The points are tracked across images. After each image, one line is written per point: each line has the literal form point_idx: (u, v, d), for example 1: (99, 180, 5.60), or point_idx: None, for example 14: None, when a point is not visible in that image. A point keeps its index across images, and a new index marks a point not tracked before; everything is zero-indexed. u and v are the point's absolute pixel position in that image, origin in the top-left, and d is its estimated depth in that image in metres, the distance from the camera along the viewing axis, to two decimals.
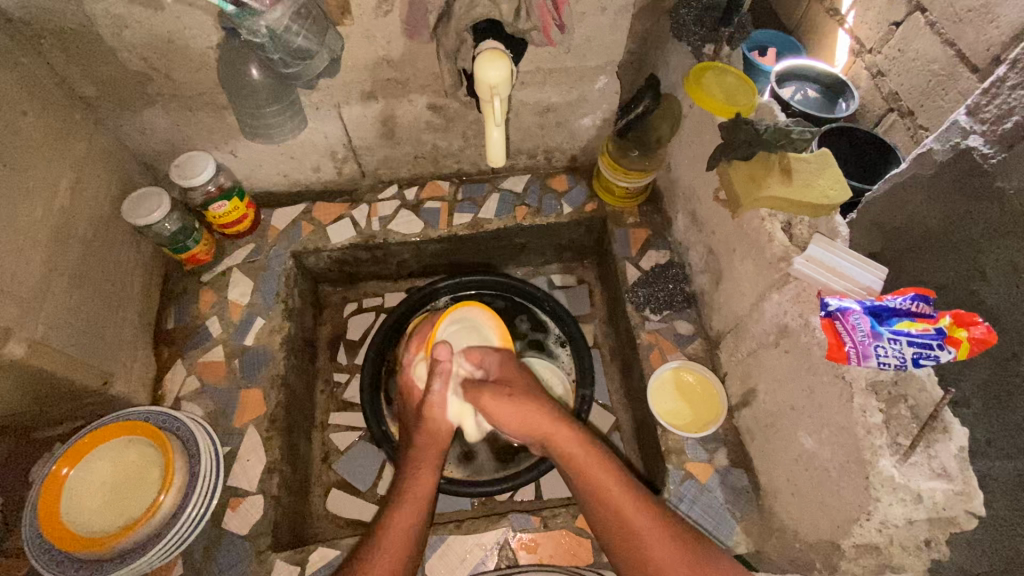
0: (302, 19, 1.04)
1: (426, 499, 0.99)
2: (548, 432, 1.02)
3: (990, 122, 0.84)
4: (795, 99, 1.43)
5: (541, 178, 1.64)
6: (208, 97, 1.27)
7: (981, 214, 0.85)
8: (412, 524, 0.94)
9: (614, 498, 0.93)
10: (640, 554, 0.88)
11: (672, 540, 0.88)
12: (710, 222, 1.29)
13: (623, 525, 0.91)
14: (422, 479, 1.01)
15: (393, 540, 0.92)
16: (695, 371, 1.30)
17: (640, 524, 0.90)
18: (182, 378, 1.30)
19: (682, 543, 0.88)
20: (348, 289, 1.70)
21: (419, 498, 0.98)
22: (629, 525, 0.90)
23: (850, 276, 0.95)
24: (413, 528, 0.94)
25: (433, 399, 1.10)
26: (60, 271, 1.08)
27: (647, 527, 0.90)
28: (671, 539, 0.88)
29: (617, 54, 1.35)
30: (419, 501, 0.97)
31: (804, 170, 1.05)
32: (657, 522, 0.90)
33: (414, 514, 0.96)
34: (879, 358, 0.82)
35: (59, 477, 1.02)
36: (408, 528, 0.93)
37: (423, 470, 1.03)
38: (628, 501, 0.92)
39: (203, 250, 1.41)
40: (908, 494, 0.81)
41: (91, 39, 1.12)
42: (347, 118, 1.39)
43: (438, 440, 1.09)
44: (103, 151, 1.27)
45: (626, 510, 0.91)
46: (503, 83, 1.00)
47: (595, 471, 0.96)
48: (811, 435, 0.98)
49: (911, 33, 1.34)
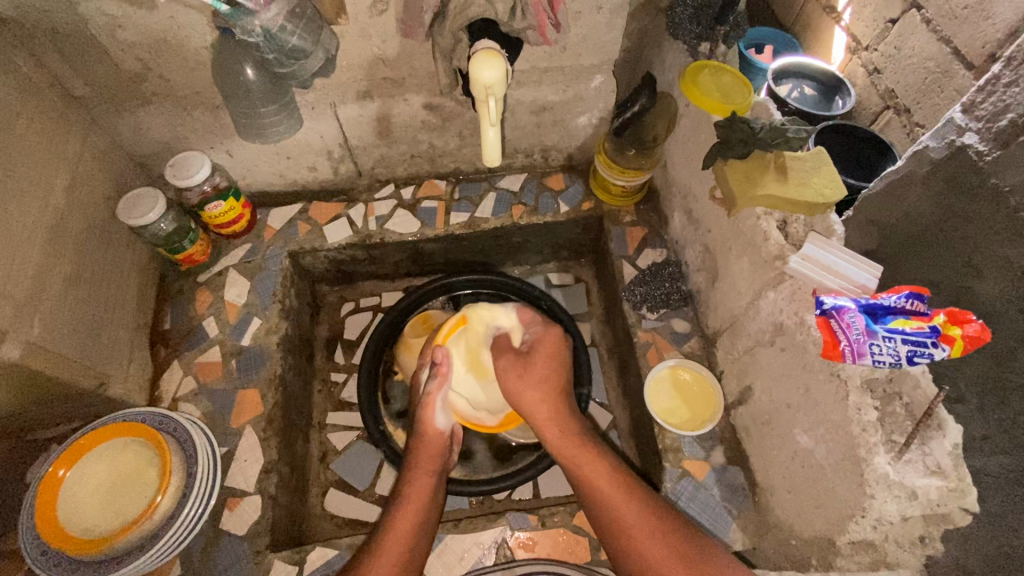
0: (296, 18, 1.04)
1: (426, 503, 1.02)
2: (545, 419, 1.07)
3: (985, 119, 0.84)
4: (792, 96, 1.44)
5: (537, 177, 1.63)
6: (202, 97, 1.27)
7: (975, 212, 0.85)
8: (414, 525, 0.98)
9: (607, 496, 0.95)
10: (640, 555, 0.89)
11: (672, 541, 0.89)
12: (706, 220, 1.29)
13: (615, 521, 0.93)
14: (419, 483, 1.04)
15: (395, 539, 0.95)
16: (692, 369, 1.30)
17: (633, 521, 0.92)
18: (179, 378, 1.30)
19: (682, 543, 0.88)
20: (345, 289, 1.70)
21: (421, 497, 1.02)
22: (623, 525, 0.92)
23: (845, 274, 0.95)
24: (414, 526, 0.98)
25: (427, 398, 1.15)
26: (55, 272, 1.07)
27: (639, 525, 0.91)
28: (670, 537, 0.89)
29: (612, 53, 1.36)
30: (419, 503, 1.00)
31: (799, 169, 1.05)
32: (649, 520, 0.91)
33: (414, 517, 0.99)
34: (874, 356, 0.83)
35: (56, 478, 1.03)
36: (411, 529, 0.97)
37: (421, 472, 1.07)
38: (616, 496, 0.95)
39: (199, 250, 1.40)
40: (903, 492, 0.82)
41: (84, 39, 1.12)
42: (343, 118, 1.39)
43: (433, 442, 1.12)
44: (98, 151, 1.26)
45: (616, 504, 0.94)
46: (499, 83, 1.00)
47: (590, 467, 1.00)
48: (806, 432, 0.99)
49: (908, 31, 1.34)
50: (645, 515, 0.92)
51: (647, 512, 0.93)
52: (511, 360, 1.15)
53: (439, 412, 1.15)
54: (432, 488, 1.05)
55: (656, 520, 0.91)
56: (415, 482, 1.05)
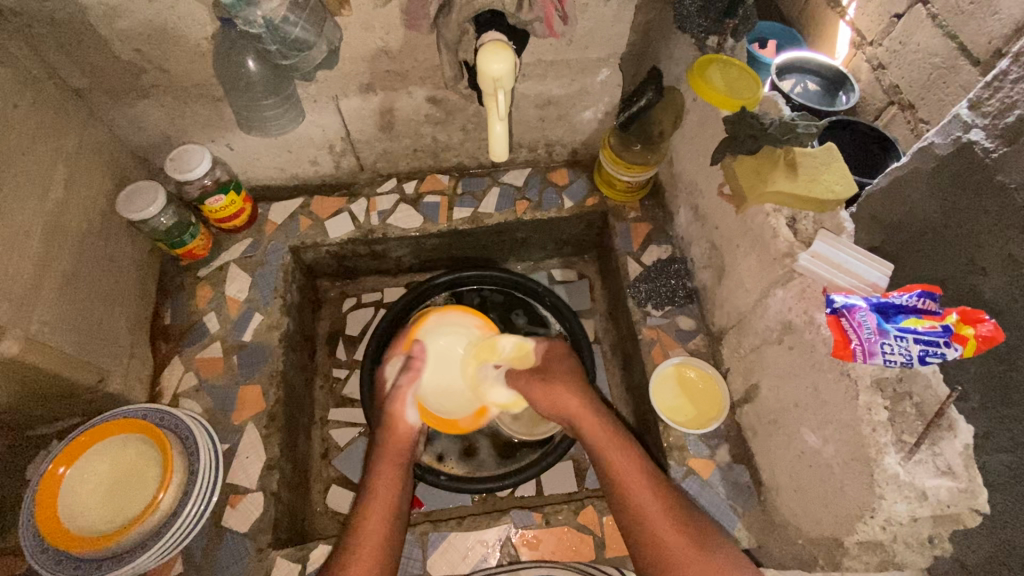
0: (300, 9, 1.02)
1: (394, 495, 0.99)
2: (573, 413, 1.06)
3: (992, 116, 0.83)
4: (795, 91, 1.44)
5: (541, 171, 1.62)
6: (203, 89, 1.25)
7: (982, 210, 0.84)
8: (387, 520, 0.95)
9: (627, 487, 0.95)
10: (654, 545, 0.88)
11: (683, 532, 0.88)
12: (712, 217, 1.28)
13: (635, 509, 0.92)
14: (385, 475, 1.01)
15: (370, 538, 0.92)
16: (697, 367, 1.29)
17: (652, 509, 0.91)
18: (180, 374, 1.29)
19: (693, 537, 0.88)
20: (347, 284, 1.69)
21: (392, 486, 1.00)
22: (645, 516, 0.91)
23: (855, 272, 0.94)
24: (387, 520, 0.95)
25: (398, 393, 1.13)
26: (53, 266, 1.06)
27: (657, 517, 0.90)
28: (683, 526, 0.89)
29: (619, 46, 1.34)
30: (389, 498, 0.97)
31: (810, 165, 1.04)
32: (668, 514, 0.90)
33: (386, 513, 0.96)
34: (885, 355, 0.81)
35: (55, 476, 1.01)
36: (383, 525, 0.94)
37: (387, 464, 1.03)
38: (636, 482, 0.95)
39: (200, 245, 1.39)
40: (913, 492, 0.81)
41: (83, 29, 1.09)
42: (345, 111, 1.37)
43: (404, 432, 1.07)
44: (96, 143, 1.24)
45: (637, 495, 0.93)
46: (507, 75, 0.99)
47: (612, 451, 0.99)
48: (814, 432, 0.98)
49: (913, 25, 1.33)
50: (663, 508, 0.91)
51: (664, 505, 0.92)
52: (530, 384, 1.14)
53: (410, 407, 1.11)
54: (401, 478, 1.02)
55: (671, 516, 0.90)
56: (380, 473, 1.01)
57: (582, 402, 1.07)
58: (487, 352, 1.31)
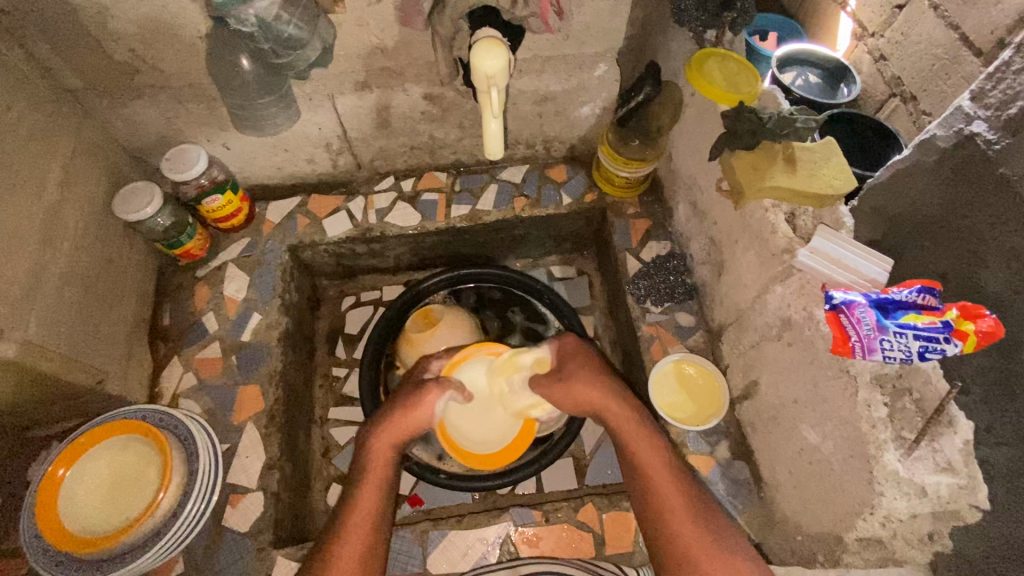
0: (291, 7, 1.02)
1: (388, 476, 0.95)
2: (597, 405, 0.99)
3: (994, 107, 0.82)
4: (796, 84, 1.41)
5: (539, 168, 1.61)
6: (197, 88, 1.24)
7: (985, 201, 0.82)
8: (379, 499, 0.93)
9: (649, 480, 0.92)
10: (668, 533, 0.88)
11: (696, 521, 0.88)
12: (711, 212, 1.28)
13: (653, 501, 0.91)
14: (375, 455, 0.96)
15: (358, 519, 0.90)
16: (696, 363, 1.28)
17: (670, 502, 0.90)
18: (179, 375, 1.29)
19: (706, 526, 0.88)
20: (346, 283, 1.68)
21: (381, 468, 0.95)
22: (662, 506, 0.90)
23: (854, 268, 0.93)
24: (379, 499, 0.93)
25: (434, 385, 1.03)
26: (49, 268, 1.05)
27: (671, 509, 0.89)
28: (699, 518, 0.88)
29: (616, 41, 1.33)
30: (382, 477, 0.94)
31: (808, 160, 1.03)
32: (686, 510, 0.89)
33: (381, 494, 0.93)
34: (885, 352, 0.80)
35: (56, 478, 1.01)
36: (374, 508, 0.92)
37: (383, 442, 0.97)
38: (660, 477, 0.92)
39: (197, 245, 1.38)
40: (912, 489, 0.81)
41: (76, 28, 1.09)
42: (341, 109, 1.36)
43: (415, 421, 0.99)
44: (91, 144, 1.24)
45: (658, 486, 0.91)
46: (501, 72, 0.98)
47: (634, 440, 0.96)
48: (813, 428, 0.98)
49: (915, 16, 1.31)
50: (683, 505, 0.90)
51: (686, 502, 0.90)
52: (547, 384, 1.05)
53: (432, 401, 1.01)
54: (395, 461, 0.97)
55: (689, 506, 0.90)
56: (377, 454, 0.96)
57: (605, 394, 0.99)
58: (507, 369, 1.15)
